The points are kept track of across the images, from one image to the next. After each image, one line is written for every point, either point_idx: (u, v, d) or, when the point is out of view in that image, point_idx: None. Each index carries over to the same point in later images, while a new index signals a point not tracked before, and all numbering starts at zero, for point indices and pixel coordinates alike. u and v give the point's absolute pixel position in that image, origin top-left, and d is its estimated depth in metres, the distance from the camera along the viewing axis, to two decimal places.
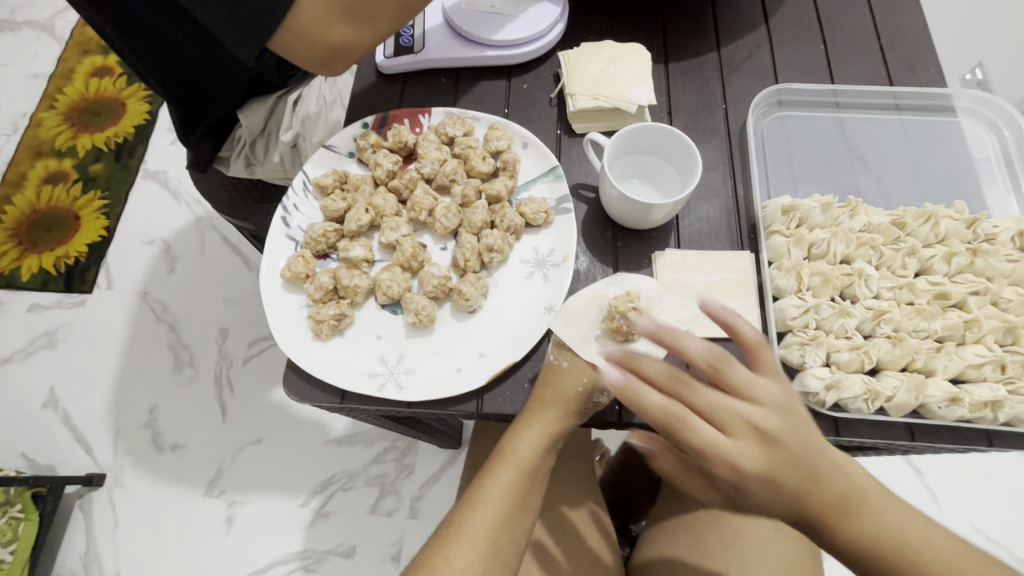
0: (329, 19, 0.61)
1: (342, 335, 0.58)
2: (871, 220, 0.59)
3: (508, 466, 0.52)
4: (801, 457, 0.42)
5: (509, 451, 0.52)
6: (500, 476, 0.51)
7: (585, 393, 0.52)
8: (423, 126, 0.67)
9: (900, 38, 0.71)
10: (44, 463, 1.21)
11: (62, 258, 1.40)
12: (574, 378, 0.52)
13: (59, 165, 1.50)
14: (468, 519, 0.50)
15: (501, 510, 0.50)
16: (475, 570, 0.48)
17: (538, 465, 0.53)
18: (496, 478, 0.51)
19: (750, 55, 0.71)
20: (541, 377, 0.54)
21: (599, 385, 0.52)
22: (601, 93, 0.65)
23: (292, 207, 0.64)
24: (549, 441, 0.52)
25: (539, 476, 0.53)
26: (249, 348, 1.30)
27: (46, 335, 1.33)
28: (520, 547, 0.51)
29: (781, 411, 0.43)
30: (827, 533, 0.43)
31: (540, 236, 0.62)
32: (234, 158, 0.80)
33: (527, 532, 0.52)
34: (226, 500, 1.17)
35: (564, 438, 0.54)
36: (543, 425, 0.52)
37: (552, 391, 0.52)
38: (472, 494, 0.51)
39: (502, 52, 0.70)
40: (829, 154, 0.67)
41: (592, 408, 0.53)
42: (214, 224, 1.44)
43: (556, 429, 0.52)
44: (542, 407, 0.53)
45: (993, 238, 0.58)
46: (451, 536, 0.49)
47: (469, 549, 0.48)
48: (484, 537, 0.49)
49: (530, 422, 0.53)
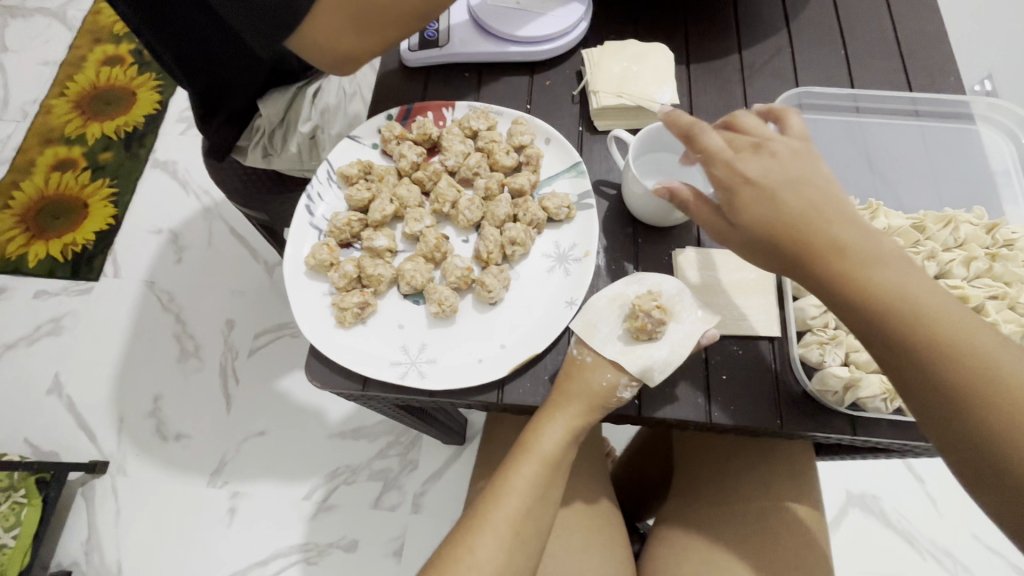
0: (343, 29, 0.62)
1: (365, 323, 0.58)
2: (892, 223, 0.60)
3: (531, 457, 0.53)
4: (829, 222, 0.43)
5: (534, 444, 0.53)
6: (523, 468, 0.52)
7: (610, 388, 0.53)
8: (447, 119, 0.68)
9: (917, 46, 0.72)
10: (47, 450, 1.21)
11: (70, 246, 1.40)
12: (599, 373, 0.53)
13: (69, 153, 1.51)
14: (492, 509, 0.50)
15: (523, 501, 0.51)
16: (497, 558, 0.48)
17: (561, 459, 0.54)
18: (520, 470, 0.52)
19: (771, 59, 0.72)
20: (564, 370, 0.55)
21: (625, 380, 0.53)
22: (625, 91, 0.66)
23: (315, 196, 0.64)
24: (572, 433, 0.53)
25: (561, 468, 0.54)
26: (256, 339, 1.31)
27: (52, 322, 1.34)
28: (541, 536, 0.52)
29: (806, 174, 0.45)
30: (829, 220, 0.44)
31: (562, 231, 0.62)
32: (252, 148, 0.81)
33: (547, 523, 0.53)
34: (229, 490, 1.17)
35: (586, 431, 0.54)
36: (568, 419, 0.53)
37: (576, 384, 0.53)
38: (494, 485, 0.52)
39: (526, 47, 0.71)
40: (848, 158, 0.68)
41: (616, 403, 0.53)
42: (222, 215, 1.45)
43: (582, 423, 0.53)
44: (566, 399, 0.53)
45: (1012, 244, 0.59)
46: (473, 525, 0.50)
47: (492, 537, 0.49)
48: (507, 527, 0.50)
49: (557, 415, 0.53)
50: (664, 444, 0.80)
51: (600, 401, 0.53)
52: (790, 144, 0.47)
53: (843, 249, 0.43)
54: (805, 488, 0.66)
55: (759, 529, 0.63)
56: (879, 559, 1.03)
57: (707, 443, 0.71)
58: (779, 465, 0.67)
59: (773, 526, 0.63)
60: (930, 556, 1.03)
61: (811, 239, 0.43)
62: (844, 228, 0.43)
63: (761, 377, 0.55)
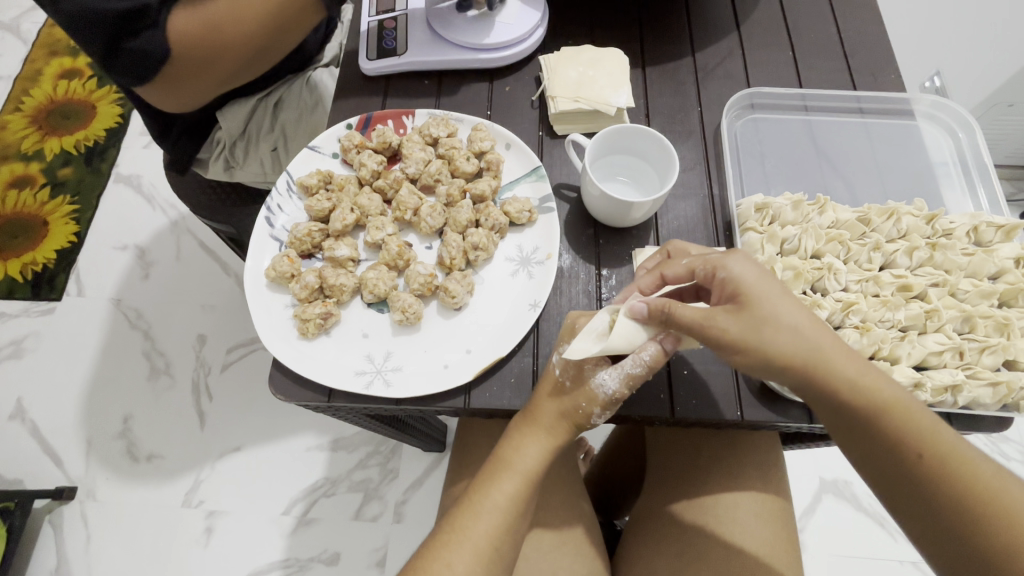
0: (172, 92, 0.64)
1: (328, 334, 0.58)
2: (839, 217, 0.62)
3: (512, 475, 0.53)
4: (784, 338, 0.46)
5: (514, 460, 0.53)
6: (504, 484, 0.53)
7: (586, 418, 0.53)
8: (407, 127, 0.68)
9: (862, 45, 0.74)
10: (10, 477, 1.17)
11: (29, 265, 1.36)
12: (574, 400, 0.53)
13: (26, 169, 1.46)
14: (470, 525, 0.51)
15: (500, 516, 0.51)
16: (475, 572, 0.49)
17: (540, 473, 0.54)
18: (500, 486, 0.53)
19: (722, 61, 0.74)
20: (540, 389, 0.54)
21: (597, 408, 0.53)
22: (582, 95, 0.67)
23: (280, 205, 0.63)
24: (550, 453, 0.54)
25: (539, 486, 0.55)
26: (228, 354, 1.28)
27: (13, 345, 1.29)
28: (517, 551, 0.53)
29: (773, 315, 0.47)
30: (792, 348, 0.46)
31: (525, 235, 0.63)
32: (213, 161, 0.79)
33: (524, 539, 0.54)
34: (205, 510, 1.15)
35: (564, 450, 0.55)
36: (548, 440, 0.53)
37: (552, 407, 0.53)
38: (471, 500, 0.52)
39: (482, 54, 0.71)
40: (799, 154, 0.70)
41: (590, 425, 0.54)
42: (190, 229, 1.42)
43: (558, 442, 0.54)
44: (543, 427, 0.53)
45: (950, 233, 0.62)
46: (449, 539, 0.50)
47: (470, 553, 0.49)
48: (486, 537, 0.50)
49: (529, 432, 0.53)
50: (634, 441, 0.81)
51: (576, 423, 0.53)
52: (751, 277, 0.48)
53: (808, 359, 0.46)
54: (770, 473, 0.67)
55: (729, 522, 0.64)
56: (855, 542, 1.07)
57: (675, 436, 0.72)
58: (746, 454, 0.68)
59: (742, 516, 0.64)
60: (902, 537, 1.06)
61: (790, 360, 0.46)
62: (814, 353, 0.46)
63: (721, 376, 0.56)
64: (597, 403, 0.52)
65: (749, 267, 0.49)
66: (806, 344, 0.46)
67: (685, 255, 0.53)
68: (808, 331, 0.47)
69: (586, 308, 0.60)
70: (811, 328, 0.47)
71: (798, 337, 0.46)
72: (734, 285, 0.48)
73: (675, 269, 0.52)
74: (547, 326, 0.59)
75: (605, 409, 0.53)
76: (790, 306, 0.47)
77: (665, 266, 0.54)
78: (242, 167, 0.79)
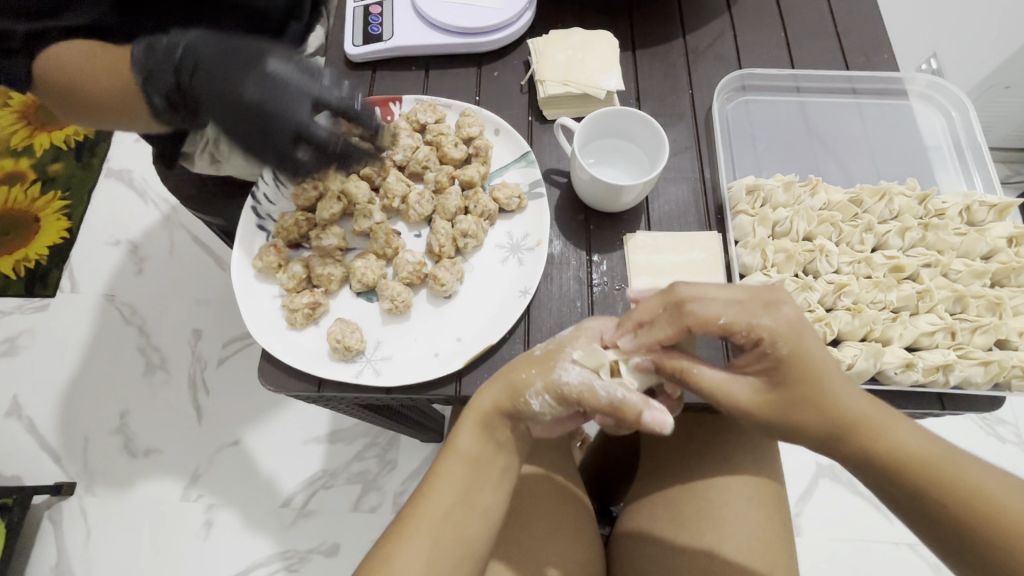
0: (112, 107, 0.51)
1: (317, 324, 0.58)
2: (831, 198, 0.62)
3: (450, 456, 0.51)
4: (813, 399, 0.44)
5: (455, 444, 0.51)
6: (446, 468, 0.51)
7: (522, 385, 0.49)
8: (394, 114, 0.67)
9: (855, 25, 0.73)
10: (8, 474, 1.17)
11: (22, 262, 1.35)
12: (525, 368, 0.50)
13: (17, 165, 1.45)
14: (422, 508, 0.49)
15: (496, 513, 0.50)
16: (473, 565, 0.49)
17: (483, 457, 0.51)
18: (442, 469, 0.51)
19: (714, 42, 0.73)
20: (514, 363, 0.52)
21: (541, 386, 0.49)
22: (570, 79, 0.66)
23: (253, 81, 0.50)
24: (485, 429, 0.51)
25: (485, 468, 0.51)
26: (224, 348, 1.28)
27: (8, 342, 1.28)
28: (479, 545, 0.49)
29: (804, 375, 0.43)
30: (820, 404, 0.44)
31: (514, 221, 0.63)
32: (198, 155, 0.75)
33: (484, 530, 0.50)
34: (204, 504, 1.15)
35: (501, 433, 0.51)
36: (477, 415, 0.51)
37: (502, 375, 0.51)
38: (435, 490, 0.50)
39: (468, 38, 0.70)
40: (791, 136, 0.70)
41: (526, 409, 0.49)
42: (183, 223, 1.41)
43: (494, 421, 0.51)
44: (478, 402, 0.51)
45: (943, 213, 0.61)
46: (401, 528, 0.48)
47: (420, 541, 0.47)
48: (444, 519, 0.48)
49: (467, 414, 0.52)
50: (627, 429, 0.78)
51: (509, 396, 0.50)
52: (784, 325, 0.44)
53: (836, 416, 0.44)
54: (763, 458, 0.66)
55: (721, 507, 0.64)
56: (851, 525, 1.07)
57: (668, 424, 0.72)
58: (739, 439, 0.67)
59: (734, 501, 0.64)
60: (896, 519, 1.07)
61: (817, 415, 0.44)
62: (842, 415, 0.44)
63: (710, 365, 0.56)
64: (547, 387, 0.48)
65: (789, 328, 0.44)
66: (833, 402, 0.44)
67: (720, 301, 0.45)
68: (841, 388, 0.44)
69: (576, 295, 0.60)
70: (840, 383, 0.44)
71: (829, 396, 0.44)
72: (773, 353, 0.44)
73: (706, 321, 0.45)
74: (538, 312, 0.59)
75: (553, 401, 0.49)
76: (820, 364, 0.44)
77: (697, 310, 0.45)
78: (230, 161, 0.76)
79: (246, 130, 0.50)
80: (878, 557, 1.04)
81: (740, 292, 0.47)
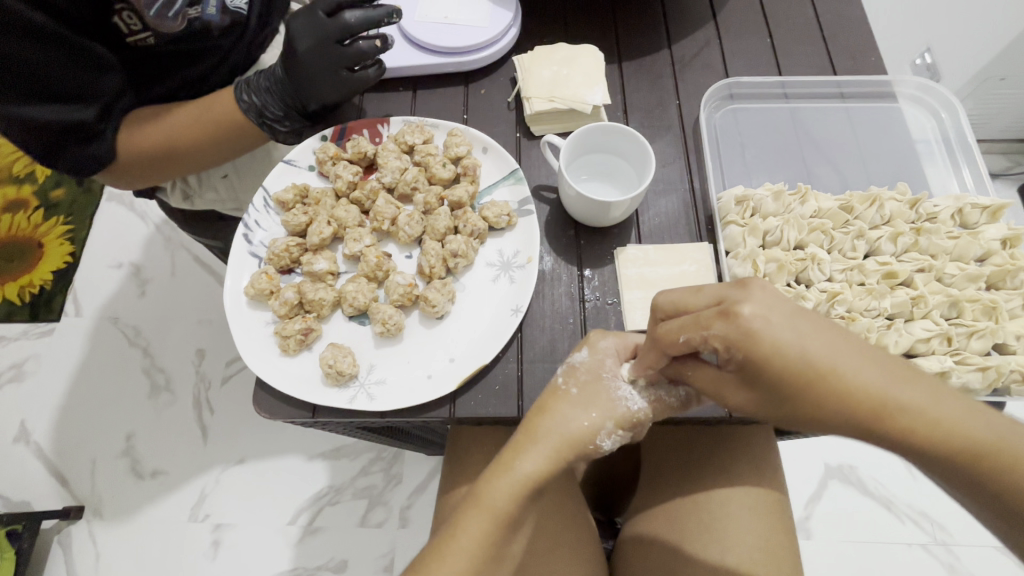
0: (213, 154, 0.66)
1: (310, 349, 0.58)
2: (822, 205, 0.61)
3: (480, 513, 0.46)
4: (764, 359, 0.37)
5: (484, 497, 0.46)
6: (470, 524, 0.46)
7: (589, 434, 0.48)
8: (382, 136, 0.68)
9: (842, 29, 0.73)
10: (18, 500, 1.18)
11: (26, 288, 1.36)
12: (583, 413, 0.49)
13: (19, 192, 1.46)
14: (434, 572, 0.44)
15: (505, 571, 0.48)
16: None
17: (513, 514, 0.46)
18: (467, 528, 0.46)
19: (700, 51, 0.73)
20: (551, 403, 0.50)
21: (609, 426, 0.49)
22: (556, 95, 0.66)
23: (305, 37, 0.62)
24: (529, 488, 0.46)
25: (514, 527, 0.47)
26: (227, 367, 1.28)
27: (14, 368, 1.29)
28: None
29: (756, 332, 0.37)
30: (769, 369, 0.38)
31: (505, 239, 0.63)
32: (170, 191, 0.77)
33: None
34: (211, 523, 1.15)
35: (546, 487, 0.48)
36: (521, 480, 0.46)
37: (548, 420, 0.49)
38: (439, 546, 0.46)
39: (454, 58, 0.70)
40: (781, 142, 0.70)
41: (593, 451, 0.49)
42: (183, 244, 1.42)
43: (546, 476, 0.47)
44: (531, 442, 0.48)
45: (935, 217, 0.61)
46: None
47: None
48: (467, 540, 0.47)
49: (512, 470, 0.47)
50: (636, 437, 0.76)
51: (572, 447, 0.48)
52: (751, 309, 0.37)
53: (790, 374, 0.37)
54: (764, 465, 0.66)
55: (723, 517, 0.63)
56: (863, 527, 1.06)
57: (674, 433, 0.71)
58: (741, 448, 0.67)
59: (734, 511, 0.63)
60: (909, 520, 1.06)
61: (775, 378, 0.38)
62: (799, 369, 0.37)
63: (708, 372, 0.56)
64: (620, 426, 0.49)
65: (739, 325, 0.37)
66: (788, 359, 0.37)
67: (676, 318, 0.40)
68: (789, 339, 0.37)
69: (569, 312, 0.60)
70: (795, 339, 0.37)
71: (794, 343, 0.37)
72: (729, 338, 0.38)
73: (670, 343, 0.41)
74: (530, 330, 0.59)
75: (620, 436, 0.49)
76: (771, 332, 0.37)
77: (659, 333, 0.41)
78: (200, 196, 0.77)
79: (321, 70, 0.62)
80: (891, 558, 1.03)
81: (708, 297, 0.40)
